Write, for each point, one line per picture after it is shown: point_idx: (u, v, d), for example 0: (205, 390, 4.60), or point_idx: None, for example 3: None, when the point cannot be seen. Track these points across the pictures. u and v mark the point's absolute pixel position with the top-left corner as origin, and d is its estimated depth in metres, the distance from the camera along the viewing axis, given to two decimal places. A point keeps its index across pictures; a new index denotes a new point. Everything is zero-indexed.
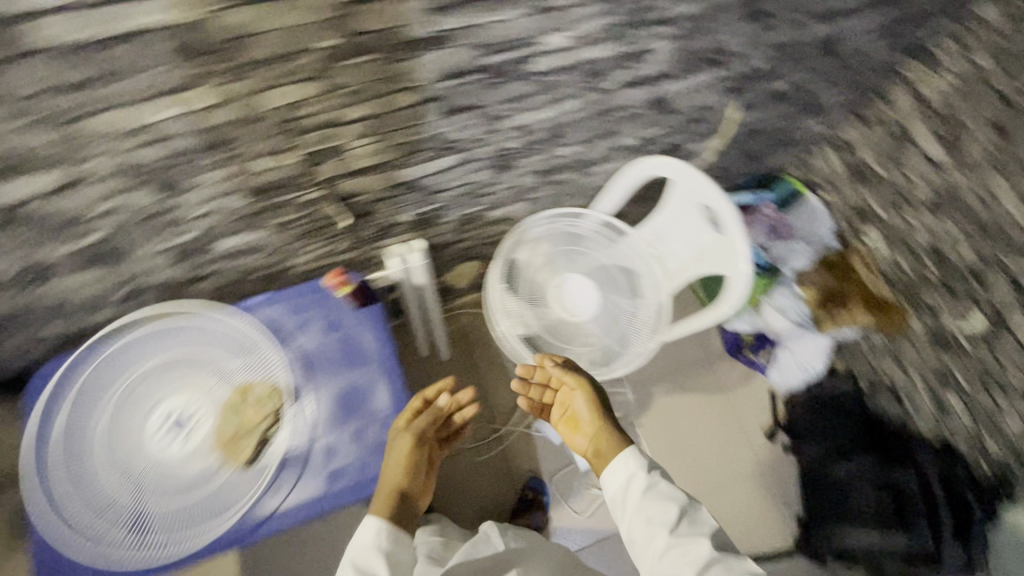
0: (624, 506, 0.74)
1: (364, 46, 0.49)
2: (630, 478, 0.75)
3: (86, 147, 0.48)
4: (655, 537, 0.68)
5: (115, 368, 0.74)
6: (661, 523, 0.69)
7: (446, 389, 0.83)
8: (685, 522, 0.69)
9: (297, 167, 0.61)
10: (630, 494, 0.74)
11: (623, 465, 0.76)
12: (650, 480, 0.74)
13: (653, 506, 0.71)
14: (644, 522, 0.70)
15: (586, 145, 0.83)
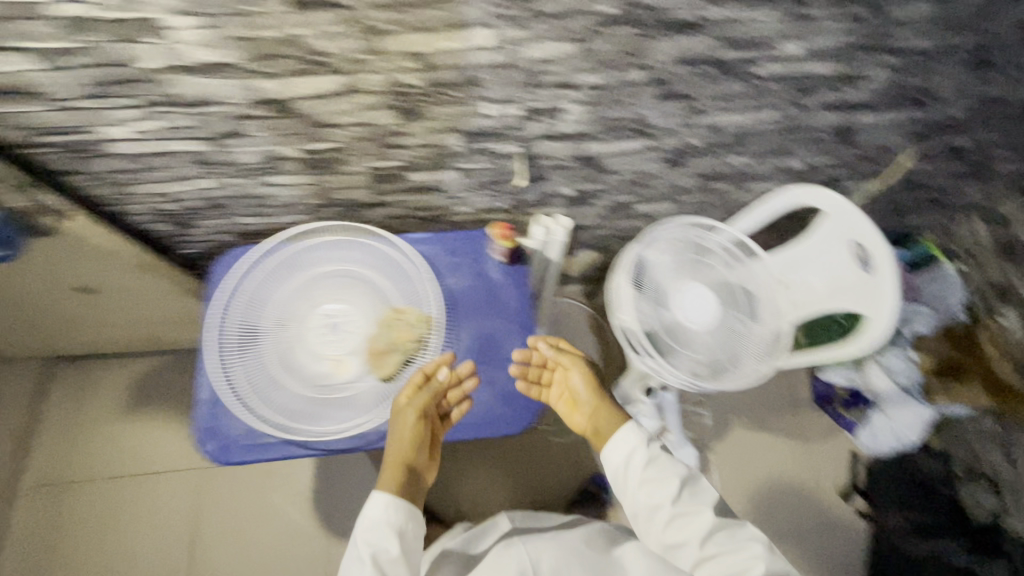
0: (626, 478, 0.78)
1: (636, 19, 0.53)
2: (634, 456, 0.79)
3: (373, 62, 0.55)
4: (658, 509, 0.74)
5: (293, 267, 0.83)
6: (661, 496, 0.74)
7: (444, 362, 0.79)
8: (685, 494, 0.75)
9: (515, 119, 0.67)
10: (632, 470, 0.78)
11: (625, 442, 0.80)
12: (651, 455, 0.79)
13: (654, 481, 0.76)
14: (646, 494, 0.76)
15: (756, 160, 0.85)
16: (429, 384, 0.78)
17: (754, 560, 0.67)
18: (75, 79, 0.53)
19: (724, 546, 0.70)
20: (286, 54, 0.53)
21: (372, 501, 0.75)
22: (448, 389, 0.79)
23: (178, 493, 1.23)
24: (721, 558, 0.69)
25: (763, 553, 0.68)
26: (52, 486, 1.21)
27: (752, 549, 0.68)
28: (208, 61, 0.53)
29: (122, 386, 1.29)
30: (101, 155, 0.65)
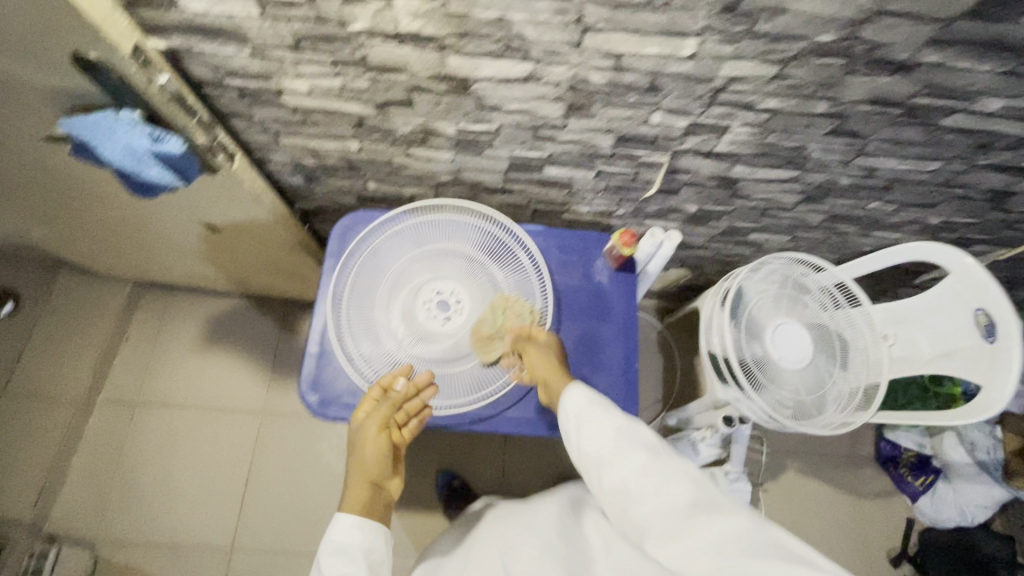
0: (573, 432, 0.67)
1: (848, 52, 0.52)
2: (574, 409, 0.68)
3: (568, 54, 0.55)
4: (598, 462, 0.63)
5: (411, 239, 0.84)
6: (599, 445, 0.63)
7: (402, 374, 0.75)
8: (622, 437, 0.63)
9: (676, 130, 0.66)
10: (574, 425, 0.67)
11: (569, 398, 0.69)
12: (596, 406, 0.67)
13: (596, 430, 0.64)
14: (589, 447, 0.65)
15: (894, 209, 0.82)
16: (387, 397, 0.74)
17: (682, 495, 0.55)
18: (282, 29, 0.54)
19: (656, 483, 0.57)
20: (489, 35, 0.53)
21: (332, 528, 0.67)
22: (406, 399, 0.74)
23: (235, 433, 1.26)
24: (654, 500, 0.57)
25: (696, 484, 0.56)
26: (123, 404, 1.26)
27: (679, 483, 0.56)
28: (413, 31, 0.53)
29: (199, 321, 1.33)
30: (270, 103, 0.67)
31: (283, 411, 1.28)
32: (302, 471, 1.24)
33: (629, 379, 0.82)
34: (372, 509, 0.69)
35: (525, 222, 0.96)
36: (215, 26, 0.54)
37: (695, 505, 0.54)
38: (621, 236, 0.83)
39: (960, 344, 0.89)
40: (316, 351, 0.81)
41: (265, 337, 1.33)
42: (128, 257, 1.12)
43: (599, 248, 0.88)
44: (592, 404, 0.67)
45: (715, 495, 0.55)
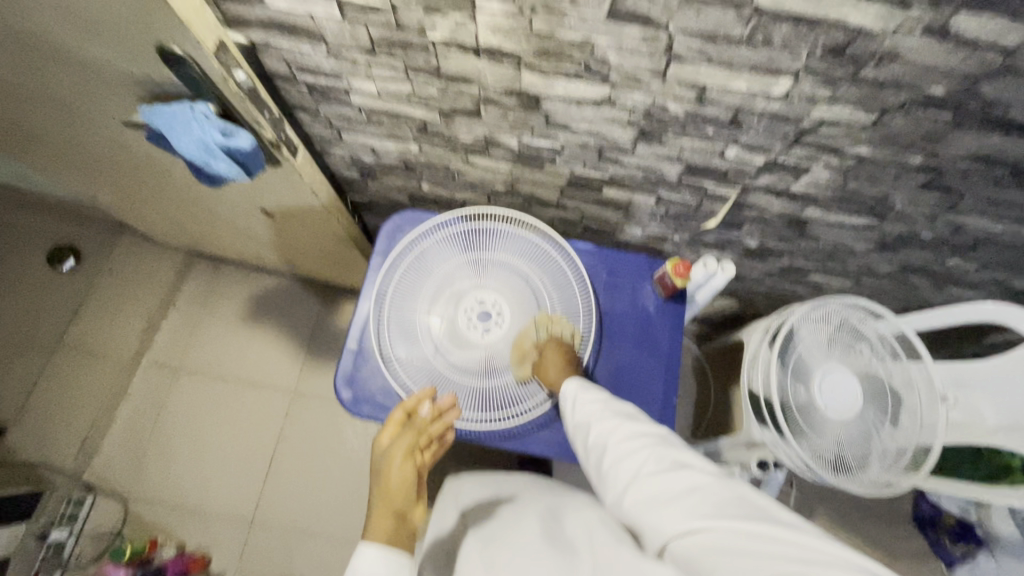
0: (566, 414, 0.69)
1: (959, 106, 0.48)
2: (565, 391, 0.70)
3: (649, 82, 0.52)
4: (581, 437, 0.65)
5: (459, 245, 0.82)
6: (585, 419, 0.65)
7: (426, 398, 0.73)
8: (606, 411, 0.64)
9: (750, 167, 0.63)
10: (565, 405, 0.69)
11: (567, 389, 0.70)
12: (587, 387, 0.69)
13: (584, 409, 0.66)
14: (577, 424, 0.66)
15: (977, 267, 0.76)
16: (411, 422, 0.71)
17: (648, 454, 0.56)
18: (360, 33, 0.54)
19: (629, 445, 0.58)
20: (569, 56, 0.51)
21: (359, 560, 0.58)
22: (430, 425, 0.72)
23: (266, 408, 1.29)
24: (624, 461, 0.57)
25: (665, 445, 0.56)
26: (165, 368, 1.31)
27: (647, 443, 0.57)
28: (492, 46, 0.52)
29: (243, 295, 1.37)
30: (338, 101, 0.67)
31: (313, 392, 1.30)
32: (325, 454, 1.26)
33: (665, 415, 0.79)
34: (400, 539, 0.62)
35: (576, 237, 0.94)
36: (295, 24, 0.54)
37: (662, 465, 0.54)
38: (674, 265, 0.80)
39: None
40: (355, 349, 0.81)
41: (303, 318, 1.35)
42: (184, 228, 1.16)
43: (649, 275, 0.85)
44: (584, 386, 0.69)
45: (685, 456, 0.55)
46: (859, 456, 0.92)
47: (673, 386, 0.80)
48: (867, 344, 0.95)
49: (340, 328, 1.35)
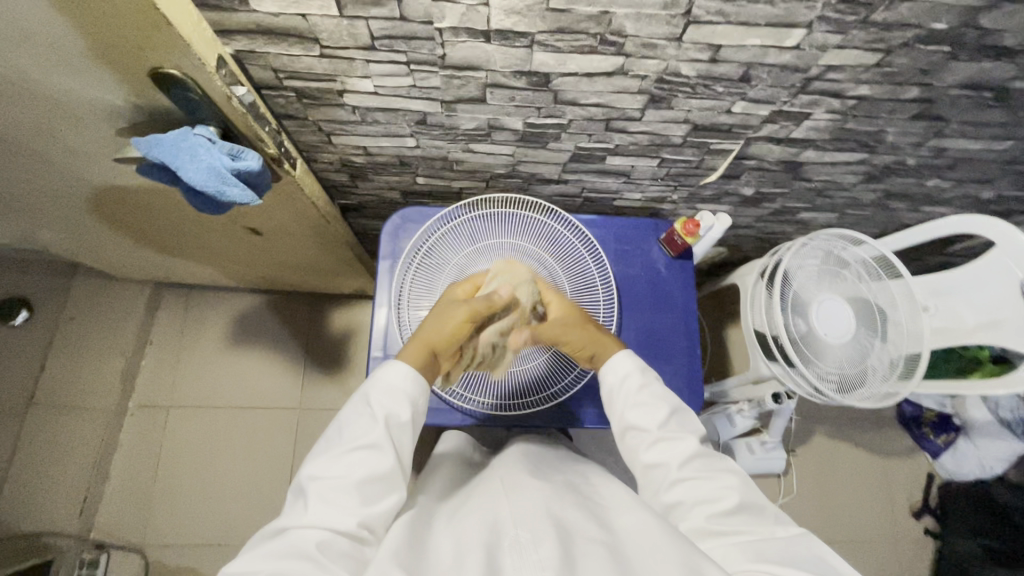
0: (615, 403, 0.65)
1: (957, 38, 0.50)
2: (620, 377, 0.66)
3: (664, 48, 0.52)
4: (641, 435, 0.62)
5: (466, 237, 0.80)
6: (648, 422, 0.62)
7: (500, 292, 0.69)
8: (674, 422, 0.63)
9: (754, 119, 0.64)
10: (623, 392, 0.65)
11: (620, 363, 0.66)
12: (648, 380, 0.65)
13: (646, 409, 0.63)
14: (632, 419, 0.63)
15: (954, 185, 0.82)
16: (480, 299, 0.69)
17: (730, 490, 0.56)
18: (359, 29, 0.50)
19: (702, 472, 0.58)
20: (586, 31, 0.50)
21: (387, 370, 0.61)
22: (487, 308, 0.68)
23: (272, 431, 1.24)
24: (698, 484, 0.57)
25: (742, 483, 0.57)
26: (156, 409, 1.23)
27: (729, 478, 0.57)
28: (504, 28, 0.50)
29: (226, 320, 1.30)
30: (330, 104, 0.63)
31: (318, 406, 1.26)
32: None
33: (692, 368, 0.83)
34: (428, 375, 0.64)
35: (575, 209, 0.94)
36: (287, 29, 0.50)
37: (741, 502, 0.55)
38: (683, 224, 0.82)
39: (1005, 316, 0.90)
40: (381, 357, 0.79)
41: (295, 332, 1.30)
42: (152, 261, 1.07)
43: (654, 237, 0.87)
44: (642, 371, 0.66)
45: (760, 498, 0.56)
46: (860, 373, 0.96)
47: (696, 338, 0.83)
48: (852, 269, 1.00)
49: (335, 337, 1.30)
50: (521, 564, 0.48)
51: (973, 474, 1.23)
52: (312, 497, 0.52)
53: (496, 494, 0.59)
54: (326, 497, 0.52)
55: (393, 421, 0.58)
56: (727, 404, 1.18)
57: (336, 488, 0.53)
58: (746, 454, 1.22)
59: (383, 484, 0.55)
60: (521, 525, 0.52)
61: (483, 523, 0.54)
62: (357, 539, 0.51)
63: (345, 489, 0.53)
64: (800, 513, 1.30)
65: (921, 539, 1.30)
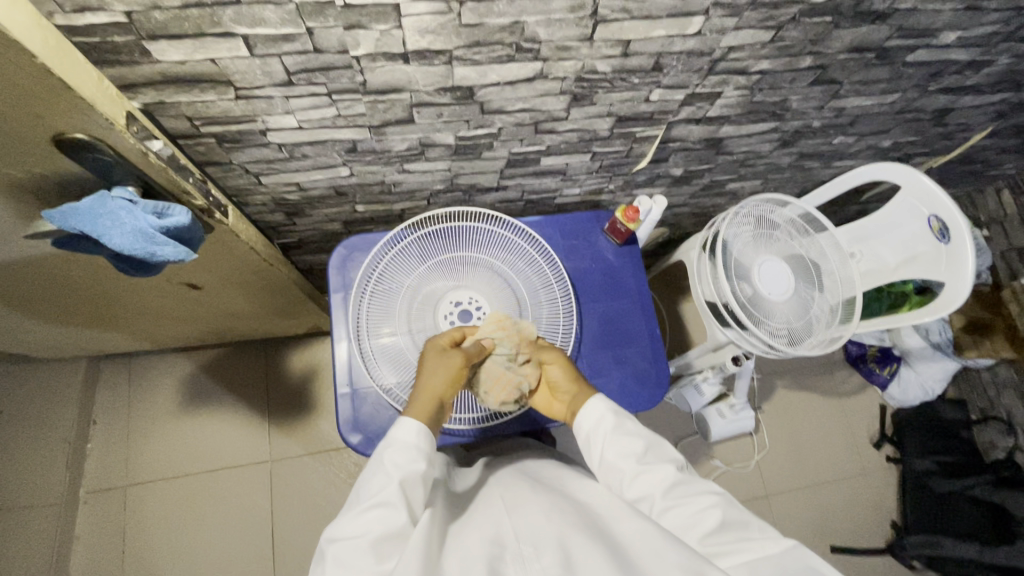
0: (592, 447, 0.66)
1: (836, 9, 0.55)
2: (592, 420, 0.67)
3: (578, 48, 0.54)
4: (620, 475, 0.62)
5: (415, 256, 0.79)
6: (626, 458, 0.63)
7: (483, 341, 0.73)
8: (651, 455, 0.63)
9: (671, 105, 0.68)
10: (597, 436, 0.66)
11: (592, 408, 0.68)
12: (621, 418, 0.67)
13: (623, 446, 0.64)
14: (611, 460, 0.64)
15: (857, 139, 0.89)
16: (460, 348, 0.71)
17: (712, 511, 0.57)
18: (273, 66, 0.49)
19: (684, 498, 0.58)
20: (503, 41, 0.51)
21: (395, 429, 0.61)
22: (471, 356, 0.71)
23: (244, 489, 1.18)
24: (681, 511, 0.57)
25: (723, 501, 0.58)
26: (113, 491, 1.14)
27: (709, 499, 0.58)
28: (421, 47, 0.50)
29: (175, 383, 1.23)
30: (253, 145, 0.61)
31: (290, 454, 1.21)
32: (324, 508, 1.17)
33: (653, 346, 0.85)
34: (434, 427, 0.64)
35: (520, 213, 0.95)
36: (196, 75, 0.48)
37: (724, 521, 0.56)
38: (624, 212, 0.84)
39: (921, 250, 0.99)
40: (349, 392, 0.78)
41: (253, 382, 1.25)
42: (82, 338, 1.00)
43: (599, 228, 0.90)
44: (611, 413, 0.67)
45: (742, 515, 0.57)
46: (803, 324, 1.01)
47: (655, 318, 0.86)
48: (783, 229, 1.06)
49: (295, 379, 1.26)
50: (524, 573, 0.49)
51: (919, 398, 1.33)
52: (330, 561, 0.52)
53: (496, 512, 0.59)
54: (338, 560, 0.52)
55: (406, 479, 0.58)
56: (693, 375, 1.23)
57: (351, 551, 0.52)
58: (718, 420, 1.27)
59: (399, 542, 0.54)
60: (523, 535, 0.54)
61: (487, 539, 0.54)
62: None
63: (361, 551, 0.52)
64: (776, 466, 1.36)
65: (886, 466, 1.39)
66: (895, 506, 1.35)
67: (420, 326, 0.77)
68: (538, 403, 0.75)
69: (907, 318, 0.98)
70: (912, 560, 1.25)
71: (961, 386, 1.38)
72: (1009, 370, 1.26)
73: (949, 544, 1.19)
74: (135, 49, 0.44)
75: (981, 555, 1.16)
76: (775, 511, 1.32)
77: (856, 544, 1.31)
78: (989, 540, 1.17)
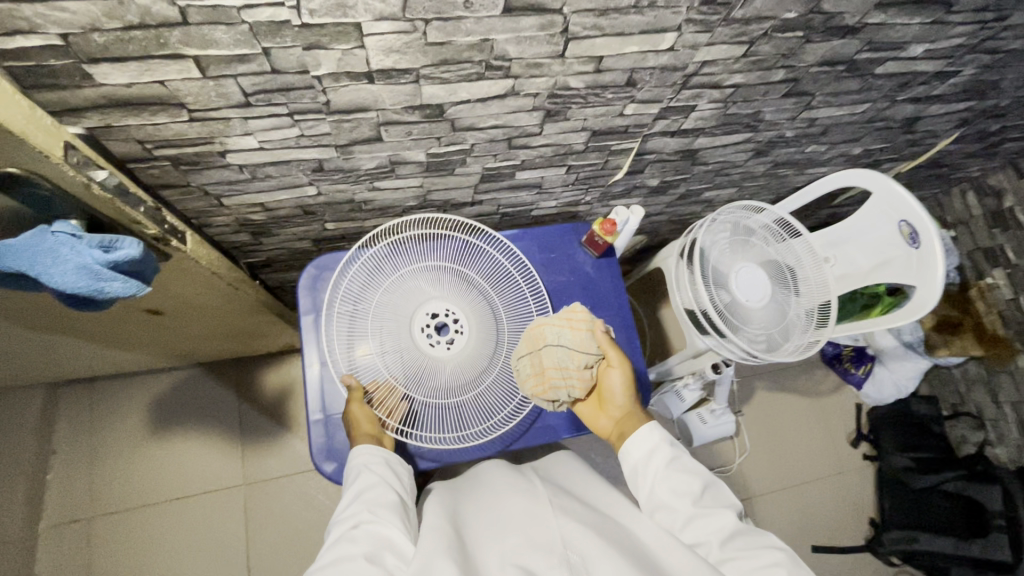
0: (642, 480, 0.65)
1: (809, 25, 0.55)
2: (640, 450, 0.66)
3: (549, 66, 0.53)
4: (673, 514, 0.62)
5: (386, 270, 0.74)
6: (681, 498, 0.62)
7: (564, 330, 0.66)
8: (707, 496, 0.63)
9: (644, 119, 0.67)
10: (651, 469, 0.65)
11: (645, 437, 0.66)
12: (675, 452, 0.65)
13: (678, 484, 0.63)
14: (662, 497, 0.63)
15: (829, 147, 0.89)
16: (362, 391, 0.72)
17: (775, 568, 0.55)
18: (228, 87, 0.47)
19: (744, 552, 0.57)
20: (472, 59, 0.49)
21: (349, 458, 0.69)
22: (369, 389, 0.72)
23: (218, 515, 1.13)
24: (741, 564, 0.56)
25: (789, 560, 0.55)
26: (77, 523, 1.09)
27: (773, 555, 0.56)
28: (386, 67, 0.48)
29: (143, 407, 1.17)
30: (213, 167, 0.58)
31: (264, 476, 1.17)
32: (302, 530, 1.14)
33: (635, 361, 0.84)
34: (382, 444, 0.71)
35: (497, 226, 0.93)
36: (144, 98, 0.46)
37: None
38: (601, 224, 0.83)
39: (891, 255, 1.00)
40: (322, 418, 0.76)
41: (225, 402, 1.20)
42: (38, 366, 0.95)
43: (576, 239, 0.88)
44: (667, 447, 0.66)
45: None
46: (778, 330, 1.02)
47: (635, 330, 0.85)
48: (758, 235, 1.06)
49: (269, 398, 1.22)
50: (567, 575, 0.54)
51: (894, 395, 1.35)
52: (334, 525, 0.63)
53: (539, 510, 0.63)
54: (341, 520, 0.63)
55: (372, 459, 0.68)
56: (674, 381, 1.23)
57: (347, 510, 0.63)
58: (700, 424, 1.28)
59: (379, 486, 0.65)
60: (570, 544, 0.58)
61: (536, 547, 0.57)
62: (370, 524, 0.61)
63: (354, 504, 0.63)
64: (758, 468, 1.38)
65: (864, 464, 1.41)
66: (873, 503, 1.38)
67: (392, 337, 0.70)
68: (583, 410, 0.73)
69: (878, 323, 1.00)
70: (890, 555, 1.27)
71: (933, 383, 1.42)
72: (978, 366, 1.29)
73: (924, 539, 1.21)
74: (75, 73, 0.41)
75: (956, 549, 1.18)
76: (758, 513, 1.33)
77: (836, 542, 1.33)
78: (960, 533, 1.19)
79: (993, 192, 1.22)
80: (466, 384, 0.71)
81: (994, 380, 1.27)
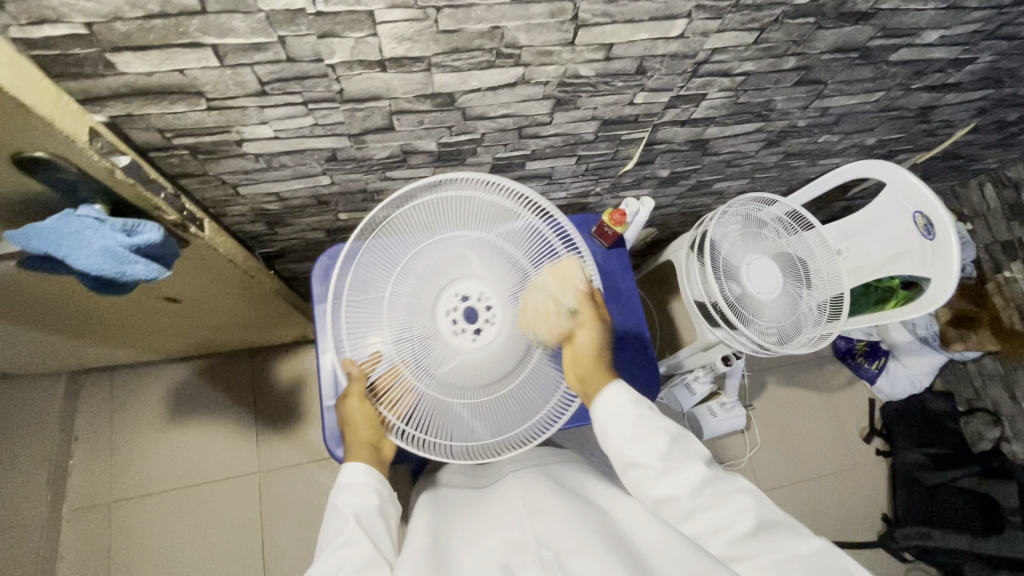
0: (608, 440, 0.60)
1: (819, 11, 0.55)
2: (619, 409, 0.60)
3: (559, 54, 0.53)
4: (642, 473, 0.58)
5: (402, 238, 0.63)
6: (649, 456, 0.58)
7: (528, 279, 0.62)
8: (676, 450, 0.58)
9: (653, 108, 0.67)
10: (617, 430, 0.60)
11: (606, 398, 0.61)
12: (642, 408, 0.61)
13: (645, 442, 0.58)
14: (633, 457, 0.58)
15: (842, 137, 0.89)
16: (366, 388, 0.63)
17: (745, 513, 0.54)
18: (245, 76, 0.48)
19: (714, 499, 0.55)
20: (482, 47, 0.50)
21: (343, 474, 0.63)
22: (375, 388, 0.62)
23: (233, 502, 1.16)
24: (711, 513, 0.54)
25: (756, 503, 0.54)
26: (98, 507, 1.12)
27: (741, 501, 0.54)
28: (398, 55, 0.49)
29: (161, 395, 1.20)
30: (229, 155, 0.59)
31: (278, 465, 1.19)
32: (315, 518, 1.16)
33: (644, 352, 0.84)
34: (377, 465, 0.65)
35: None
36: (164, 87, 0.47)
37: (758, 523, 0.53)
38: (611, 215, 0.84)
39: (906, 247, 0.99)
40: (334, 405, 0.77)
41: (240, 392, 1.22)
42: (62, 354, 0.97)
43: (586, 230, 0.89)
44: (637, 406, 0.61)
45: (774, 514, 0.54)
46: (789, 322, 1.01)
47: (645, 321, 0.85)
48: (770, 228, 1.05)
49: (282, 388, 1.24)
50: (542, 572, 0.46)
51: (907, 390, 1.34)
52: None
53: (515, 508, 0.56)
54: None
55: (362, 516, 0.59)
56: (684, 374, 1.22)
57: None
58: (710, 418, 1.27)
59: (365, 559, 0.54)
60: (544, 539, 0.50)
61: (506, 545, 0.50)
62: None
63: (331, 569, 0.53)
64: (768, 462, 1.37)
65: (877, 460, 1.40)
66: (886, 499, 1.36)
67: (415, 316, 0.60)
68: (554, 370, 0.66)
69: (892, 315, 0.99)
70: (903, 552, 1.26)
71: (948, 378, 1.40)
72: (995, 361, 1.27)
73: (937, 535, 1.20)
74: (98, 61, 0.43)
75: (971, 547, 1.18)
76: None
77: (848, 537, 1.32)
78: (975, 530, 1.18)
79: (1011, 184, 1.20)
80: (491, 384, 0.60)
81: (1011, 375, 1.25)
